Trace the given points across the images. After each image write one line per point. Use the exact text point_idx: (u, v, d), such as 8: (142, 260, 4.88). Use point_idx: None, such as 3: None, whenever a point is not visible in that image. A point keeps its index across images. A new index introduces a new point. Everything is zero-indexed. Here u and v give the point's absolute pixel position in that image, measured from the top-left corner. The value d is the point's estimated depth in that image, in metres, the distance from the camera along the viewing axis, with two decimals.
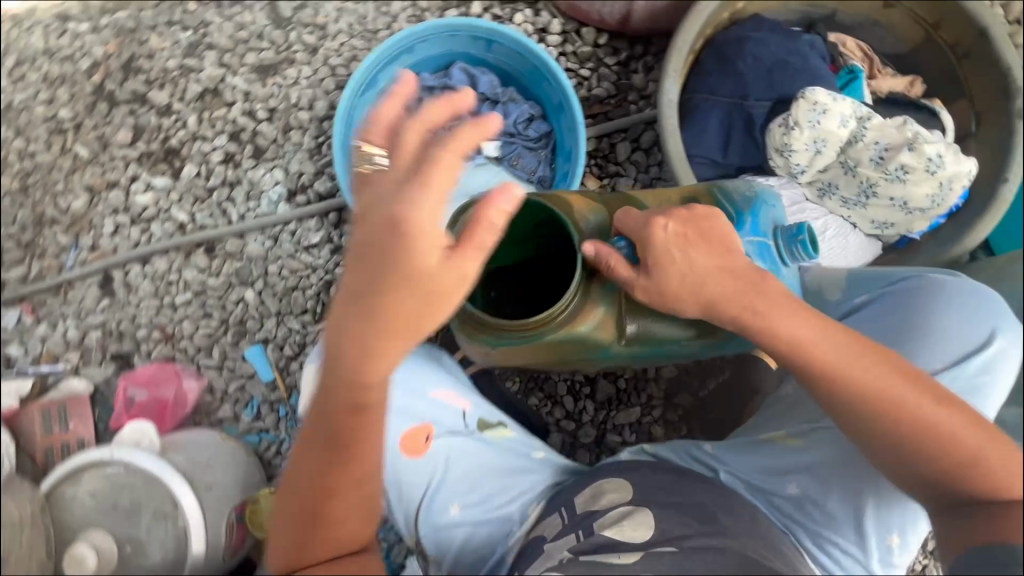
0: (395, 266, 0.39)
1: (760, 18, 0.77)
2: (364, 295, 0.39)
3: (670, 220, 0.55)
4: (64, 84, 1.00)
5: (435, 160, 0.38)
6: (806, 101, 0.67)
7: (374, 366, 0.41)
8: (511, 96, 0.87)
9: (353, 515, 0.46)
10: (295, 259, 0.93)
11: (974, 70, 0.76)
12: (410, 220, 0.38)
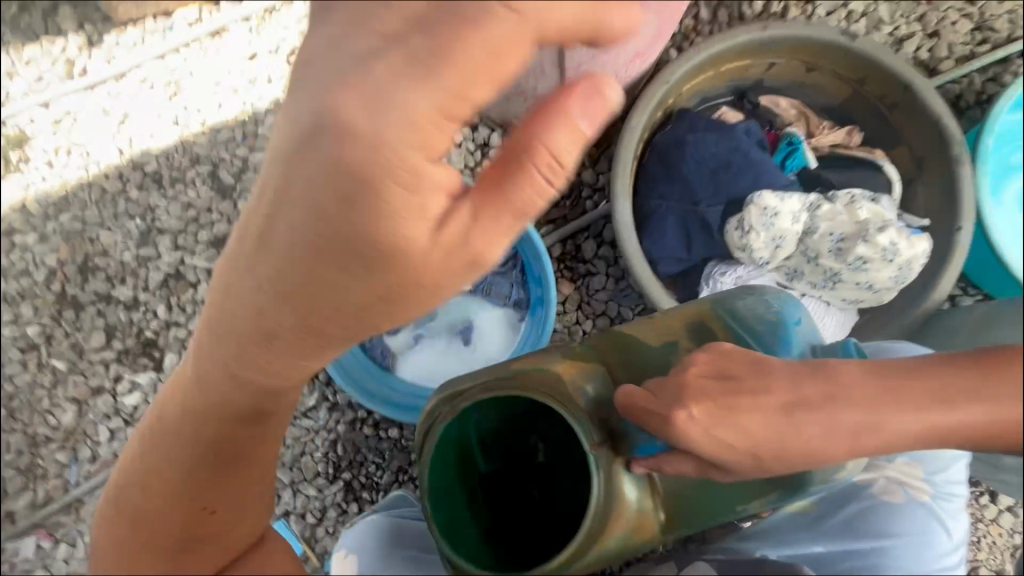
0: (371, 232, 0.38)
1: (692, 114, 0.78)
2: (323, 254, 0.39)
3: (694, 404, 0.52)
4: (25, 299, 0.99)
5: (484, 31, 0.35)
6: (756, 206, 0.70)
7: (305, 357, 0.46)
8: None
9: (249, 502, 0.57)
10: (297, 426, 0.93)
11: (906, 119, 0.78)
12: (401, 141, 0.37)
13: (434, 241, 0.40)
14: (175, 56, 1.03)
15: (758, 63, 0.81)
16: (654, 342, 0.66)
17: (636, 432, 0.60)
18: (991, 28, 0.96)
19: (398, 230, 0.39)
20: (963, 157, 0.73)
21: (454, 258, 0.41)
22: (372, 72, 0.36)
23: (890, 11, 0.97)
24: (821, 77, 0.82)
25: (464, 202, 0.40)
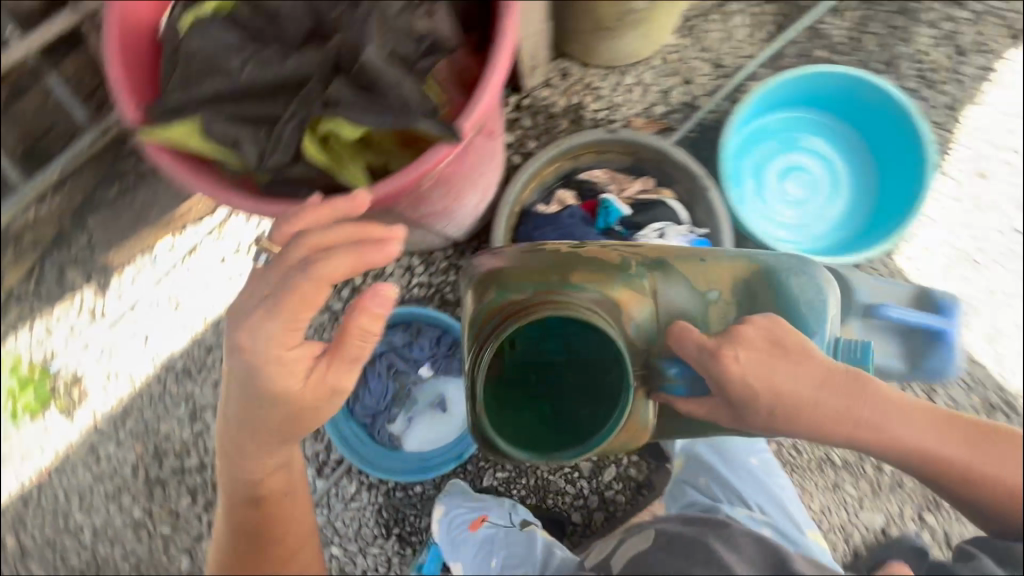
0: (271, 387, 0.67)
1: (533, 215, 1.21)
2: (254, 397, 0.68)
3: (739, 349, 0.84)
4: (123, 492, 1.33)
5: (296, 290, 0.61)
6: None
7: (268, 455, 0.76)
8: (418, 333, 1.25)
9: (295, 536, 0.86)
10: (349, 508, 1.27)
11: (671, 167, 1.18)
12: (270, 345, 0.64)
13: (307, 383, 0.68)
14: (167, 277, 1.37)
15: (566, 161, 1.21)
16: (702, 281, 0.94)
17: (670, 383, 0.89)
18: (723, 64, 1.36)
19: (285, 386, 0.67)
20: (706, 183, 1.14)
21: (323, 392, 0.69)
22: (251, 316, 0.64)
23: (653, 76, 1.36)
24: (609, 155, 1.21)
25: (323, 360, 0.69)
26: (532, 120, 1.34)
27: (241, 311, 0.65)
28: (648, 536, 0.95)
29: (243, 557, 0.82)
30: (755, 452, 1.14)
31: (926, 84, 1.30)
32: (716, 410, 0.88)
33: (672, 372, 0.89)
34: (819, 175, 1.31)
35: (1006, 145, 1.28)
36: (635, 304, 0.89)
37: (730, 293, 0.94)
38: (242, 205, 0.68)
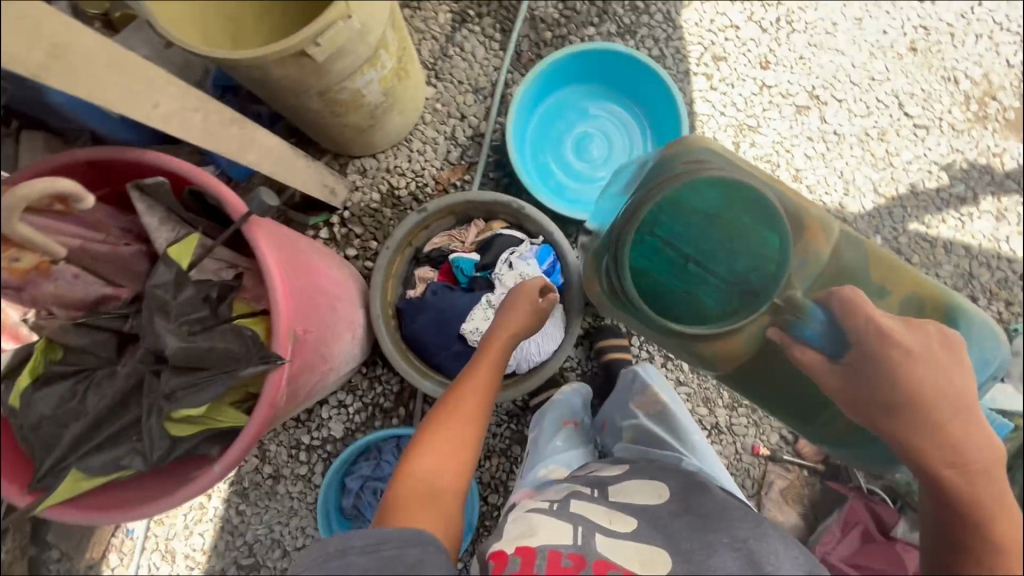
0: (526, 284, 1.13)
1: (404, 307, 1.30)
2: (522, 290, 1.12)
3: (906, 342, 0.82)
4: None
5: (303, 333, 0.84)
6: (470, 330, 1.24)
7: (517, 313, 1.08)
8: (378, 452, 1.36)
9: (483, 382, 0.95)
10: None
11: (485, 205, 1.32)
12: (532, 281, 1.14)
13: (538, 296, 1.12)
14: (148, 539, 1.43)
15: (405, 250, 1.34)
16: (882, 278, 1.07)
17: (807, 321, 0.98)
18: (481, 85, 1.48)
19: (531, 282, 1.14)
20: (517, 203, 1.29)
21: (543, 310, 1.12)
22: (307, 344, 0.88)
23: (434, 130, 1.48)
24: (435, 223, 1.36)
25: (548, 297, 1.15)
26: (360, 225, 1.45)
27: (303, 369, 0.89)
28: (659, 490, 0.91)
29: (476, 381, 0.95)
30: (667, 398, 1.15)
31: (640, 12, 1.47)
32: (836, 376, 0.90)
33: (810, 314, 0.99)
34: (609, 130, 1.47)
35: (725, 26, 1.47)
36: (815, 240, 1.08)
37: (895, 304, 1.05)
38: (162, 504, 0.78)
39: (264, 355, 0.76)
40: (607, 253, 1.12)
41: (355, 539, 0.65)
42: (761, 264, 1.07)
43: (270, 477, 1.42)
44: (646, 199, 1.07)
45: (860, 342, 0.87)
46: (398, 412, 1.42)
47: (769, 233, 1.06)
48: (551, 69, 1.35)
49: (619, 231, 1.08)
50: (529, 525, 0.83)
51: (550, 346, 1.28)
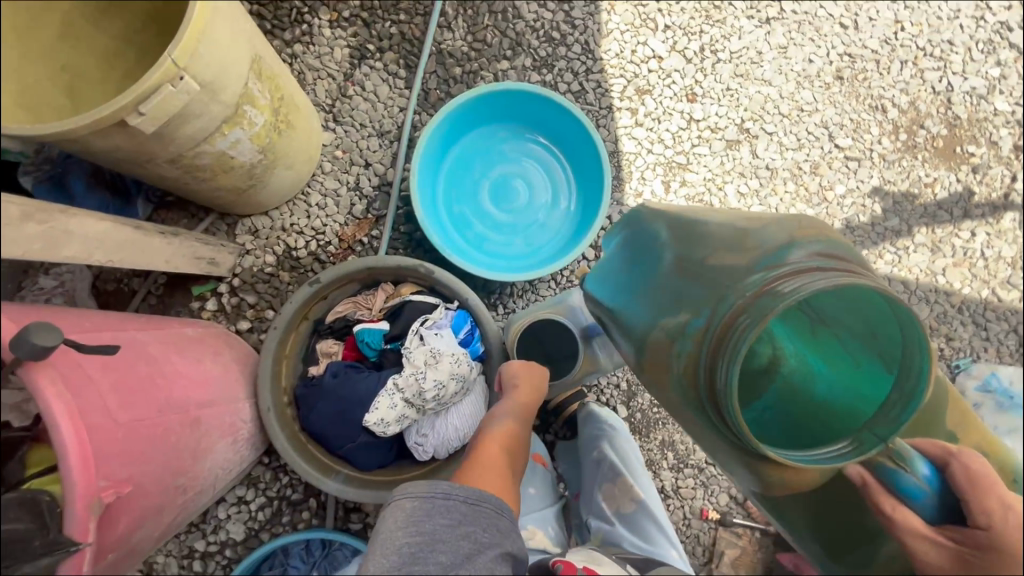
0: (524, 366, 1.07)
1: (301, 394, 1.13)
2: (523, 369, 1.06)
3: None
4: None
5: (113, 501, 0.65)
6: (375, 420, 1.08)
7: (521, 387, 1.03)
8: (284, 556, 1.20)
9: (520, 433, 0.97)
10: None
11: (388, 269, 1.16)
12: (533, 367, 1.07)
13: (534, 380, 1.04)
14: None
15: (301, 326, 1.17)
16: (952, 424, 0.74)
17: (909, 473, 0.67)
18: (386, 129, 1.33)
19: (528, 367, 1.07)
20: (423, 266, 1.14)
21: (537, 390, 1.04)
22: (131, 504, 0.69)
23: (334, 180, 1.31)
24: (335, 292, 1.19)
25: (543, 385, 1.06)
26: (254, 293, 1.27)
27: (127, 532, 0.71)
28: None
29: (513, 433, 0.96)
30: (642, 475, 1.17)
31: (557, 43, 1.36)
32: (948, 557, 0.65)
33: (914, 466, 0.67)
34: (532, 176, 1.35)
35: (647, 56, 1.37)
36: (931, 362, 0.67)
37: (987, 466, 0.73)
38: None
39: (53, 538, 0.59)
40: (694, 340, 0.67)
41: (461, 488, 0.74)
42: (793, 357, 0.77)
43: None
44: (776, 291, 0.63)
45: (1003, 537, 0.64)
46: (309, 504, 1.25)
47: (855, 343, 0.73)
48: (461, 112, 1.22)
49: (729, 321, 0.64)
50: (591, 554, 0.91)
51: (473, 427, 1.13)
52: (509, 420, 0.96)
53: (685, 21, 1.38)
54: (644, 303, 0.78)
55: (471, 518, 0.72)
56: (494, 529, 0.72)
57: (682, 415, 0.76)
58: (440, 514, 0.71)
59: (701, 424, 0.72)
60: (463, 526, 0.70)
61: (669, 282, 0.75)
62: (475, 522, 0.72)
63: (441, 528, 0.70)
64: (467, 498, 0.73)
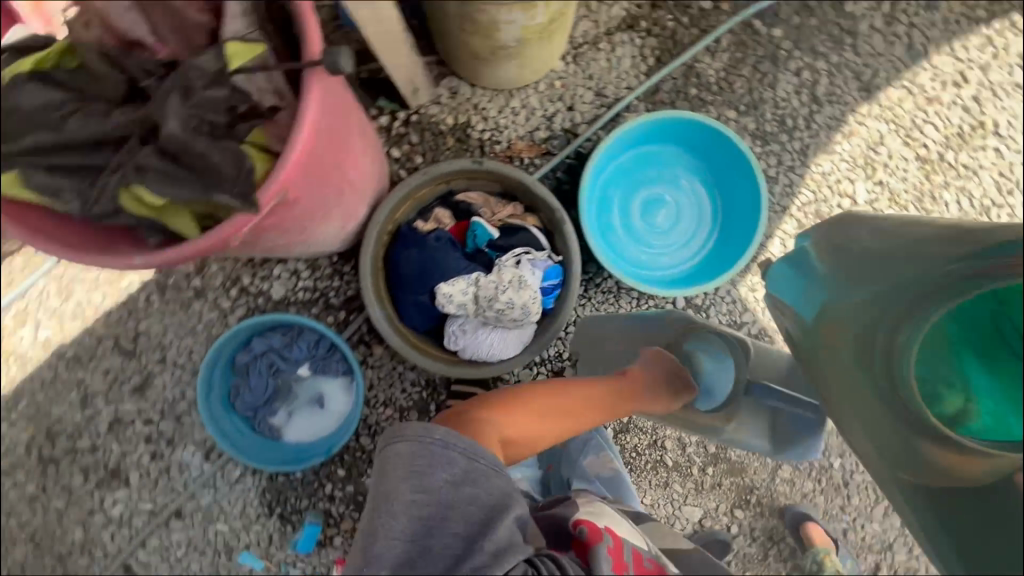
0: (660, 359, 1.21)
1: (403, 233, 1.28)
2: (650, 365, 1.19)
3: None
4: (19, 468, 1.43)
5: (285, 199, 0.79)
6: (443, 293, 1.21)
7: (637, 375, 1.17)
8: (297, 336, 1.36)
9: (586, 417, 1.09)
10: (233, 488, 1.42)
11: (532, 195, 1.28)
12: (662, 366, 1.20)
13: (652, 378, 1.18)
14: (57, 268, 1.41)
15: (438, 186, 1.31)
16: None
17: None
18: (605, 94, 1.43)
19: (662, 362, 1.20)
20: (560, 214, 1.25)
21: (652, 391, 1.17)
22: (287, 211, 0.83)
23: (538, 101, 1.43)
24: (481, 181, 1.32)
25: (663, 397, 1.17)
26: (419, 136, 1.40)
27: (268, 230, 0.85)
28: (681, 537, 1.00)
29: (569, 409, 1.07)
30: (612, 445, 1.29)
31: (783, 129, 1.42)
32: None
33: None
34: (684, 210, 1.43)
35: (845, 192, 1.42)
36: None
37: None
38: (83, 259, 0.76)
39: (243, 192, 0.73)
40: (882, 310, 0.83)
41: (457, 440, 0.80)
42: (951, 403, 0.81)
43: (193, 290, 1.41)
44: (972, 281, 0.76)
45: None
46: (338, 313, 1.40)
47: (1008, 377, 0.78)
48: (680, 121, 1.32)
49: (913, 305, 0.80)
50: (605, 512, 0.94)
51: (503, 355, 1.24)
52: (572, 396, 1.08)
53: (898, 189, 1.42)
54: (831, 291, 0.90)
55: (467, 477, 0.79)
56: (496, 489, 0.81)
57: (852, 394, 0.87)
58: (440, 469, 0.78)
59: (869, 400, 0.85)
60: (458, 483, 0.79)
61: (880, 262, 0.85)
62: (474, 480, 0.80)
63: (443, 483, 0.78)
64: (470, 447, 0.81)
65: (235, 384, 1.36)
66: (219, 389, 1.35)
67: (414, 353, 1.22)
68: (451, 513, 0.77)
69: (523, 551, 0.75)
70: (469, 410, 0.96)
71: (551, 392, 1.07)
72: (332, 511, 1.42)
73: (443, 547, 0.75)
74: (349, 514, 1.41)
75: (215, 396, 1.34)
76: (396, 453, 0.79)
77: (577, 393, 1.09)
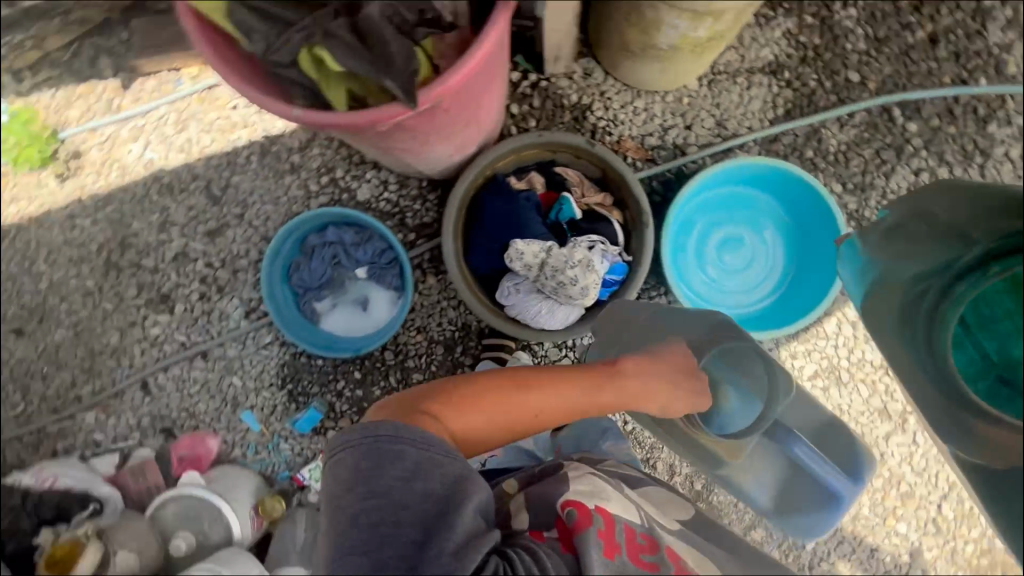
0: (665, 353, 1.16)
1: (498, 182, 1.34)
2: (649, 365, 1.13)
3: None
4: (85, 262, 1.56)
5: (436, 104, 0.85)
6: (516, 249, 1.27)
7: (637, 372, 1.11)
8: (366, 239, 1.43)
9: (557, 410, 1.02)
10: (259, 351, 1.52)
11: (627, 192, 1.33)
12: (668, 362, 1.15)
13: (655, 378, 1.12)
14: (182, 102, 1.52)
15: (544, 151, 1.37)
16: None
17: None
18: (725, 125, 1.46)
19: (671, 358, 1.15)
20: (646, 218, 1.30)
21: (655, 389, 1.11)
22: (429, 116, 0.90)
23: (661, 109, 1.47)
24: (584, 162, 1.38)
25: (666, 391, 1.12)
26: (541, 101, 1.46)
27: (406, 127, 0.91)
28: (681, 504, 1.03)
29: (534, 409, 1.00)
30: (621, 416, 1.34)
31: None
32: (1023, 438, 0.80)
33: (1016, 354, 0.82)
34: (758, 260, 1.45)
35: None
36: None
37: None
38: (246, 94, 0.82)
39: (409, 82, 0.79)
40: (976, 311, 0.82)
41: (409, 433, 0.79)
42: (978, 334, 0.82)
43: (290, 165, 1.50)
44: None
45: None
46: (408, 233, 1.48)
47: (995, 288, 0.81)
48: (794, 177, 1.34)
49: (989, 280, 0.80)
50: (594, 486, 0.93)
51: (546, 325, 1.30)
52: (546, 392, 1.01)
53: None
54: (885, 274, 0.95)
55: (419, 471, 0.77)
56: (448, 475, 0.79)
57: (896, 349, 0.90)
58: (392, 468, 0.76)
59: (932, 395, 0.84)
60: (410, 481, 0.76)
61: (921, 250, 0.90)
62: (428, 475, 0.78)
63: (397, 481, 0.76)
64: (418, 441, 0.79)
65: (297, 260, 1.45)
66: (282, 259, 1.45)
67: (469, 291, 1.30)
68: (407, 513, 0.75)
69: (492, 541, 0.77)
70: (422, 400, 0.91)
71: (517, 381, 1.00)
72: (336, 405, 1.50)
73: (396, 556, 0.72)
74: (351, 414, 1.50)
75: (277, 264, 1.44)
76: (342, 462, 0.77)
77: (547, 396, 1.02)
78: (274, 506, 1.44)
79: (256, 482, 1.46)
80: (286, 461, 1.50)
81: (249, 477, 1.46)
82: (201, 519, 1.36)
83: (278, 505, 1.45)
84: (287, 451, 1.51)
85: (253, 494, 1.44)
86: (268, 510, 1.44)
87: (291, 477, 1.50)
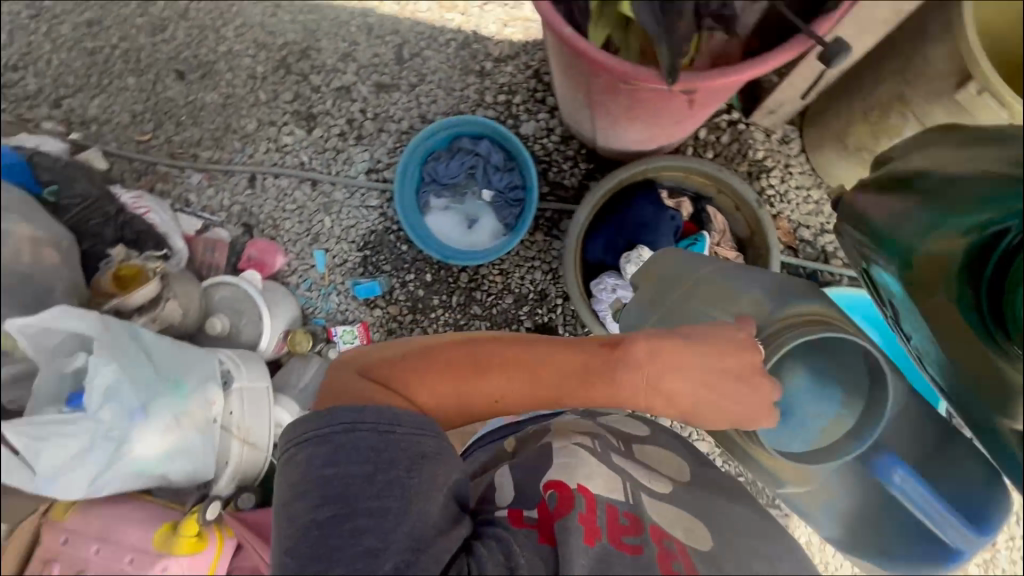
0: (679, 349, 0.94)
1: (652, 189, 1.36)
2: (655, 373, 0.93)
3: None
4: (264, 50, 1.64)
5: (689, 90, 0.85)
6: (636, 253, 1.29)
7: (638, 378, 0.92)
8: (507, 169, 1.47)
9: (536, 394, 0.89)
10: (359, 207, 1.58)
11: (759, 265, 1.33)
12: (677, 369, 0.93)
13: (662, 385, 0.93)
14: None
15: (708, 187, 1.37)
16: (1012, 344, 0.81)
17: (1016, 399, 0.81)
18: None
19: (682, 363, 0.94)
20: None
21: (662, 403, 0.94)
22: (670, 96, 0.89)
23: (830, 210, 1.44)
24: (736, 216, 1.38)
25: (680, 402, 0.94)
26: (729, 140, 1.44)
27: (641, 94, 0.91)
28: (679, 466, 0.98)
29: (506, 389, 0.88)
30: None
31: None
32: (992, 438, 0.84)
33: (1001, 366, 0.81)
34: None
35: None
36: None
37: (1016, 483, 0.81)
38: None
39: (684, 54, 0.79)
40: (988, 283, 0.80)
41: (358, 415, 0.73)
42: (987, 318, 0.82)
43: (480, 69, 1.54)
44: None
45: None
46: (542, 184, 1.50)
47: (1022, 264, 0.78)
48: None
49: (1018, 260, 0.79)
50: (571, 457, 0.90)
51: None
52: (516, 378, 0.88)
53: None
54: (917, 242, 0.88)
55: (382, 452, 0.72)
56: (413, 452, 0.73)
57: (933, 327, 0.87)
58: (354, 458, 0.71)
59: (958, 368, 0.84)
60: (374, 477, 0.71)
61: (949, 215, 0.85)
62: (389, 463, 0.72)
63: (358, 475, 0.70)
64: (376, 424, 0.73)
65: (438, 153, 1.49)
66: (424, 144, 1.48)
67: (573, 267, 1.32)
68: (368, 505, 0.69)
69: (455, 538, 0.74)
70: (375, 365, 0.84)
71: (486, 356, 0.88)
72: (395, 291, 1.56)
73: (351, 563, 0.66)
74: (403, 305, 1.55)
75: (420, 145, 1.47)
76: (294, 462, 0.72)
77: (520, 378, 0.88)
78: (300, 342, 1.49)
79: (295, 313, 1.54)
80: (327, 311, 1.57)
81: (292, 306, 1.54)
82: (240, 314, 1.46)
83: (303, 343, 1.49)
84: (333, 303, 1.57)
85: (288, 322, 1.52)
86: (294, 342, 1.49)
87: (323, 326, 1.57)
